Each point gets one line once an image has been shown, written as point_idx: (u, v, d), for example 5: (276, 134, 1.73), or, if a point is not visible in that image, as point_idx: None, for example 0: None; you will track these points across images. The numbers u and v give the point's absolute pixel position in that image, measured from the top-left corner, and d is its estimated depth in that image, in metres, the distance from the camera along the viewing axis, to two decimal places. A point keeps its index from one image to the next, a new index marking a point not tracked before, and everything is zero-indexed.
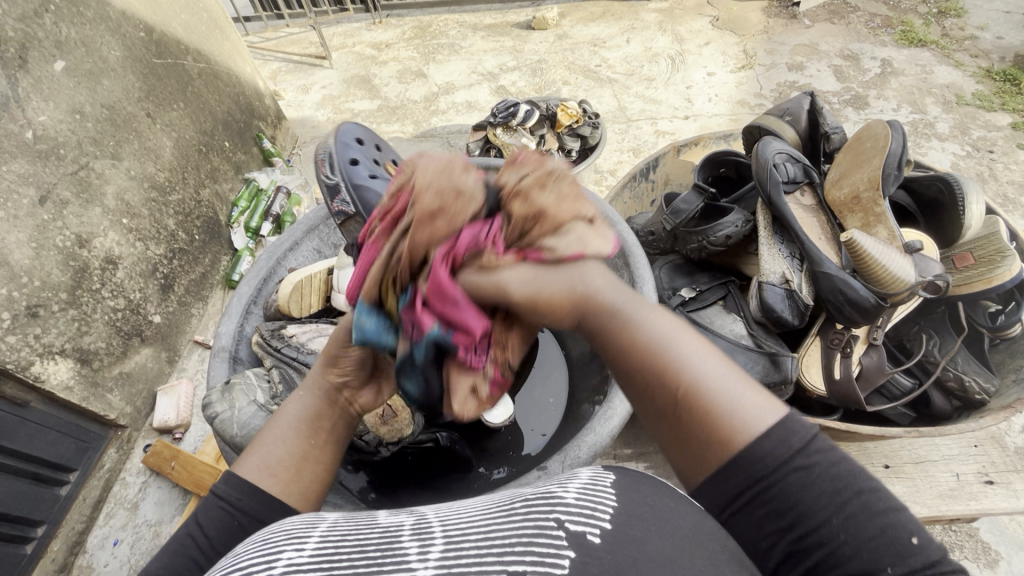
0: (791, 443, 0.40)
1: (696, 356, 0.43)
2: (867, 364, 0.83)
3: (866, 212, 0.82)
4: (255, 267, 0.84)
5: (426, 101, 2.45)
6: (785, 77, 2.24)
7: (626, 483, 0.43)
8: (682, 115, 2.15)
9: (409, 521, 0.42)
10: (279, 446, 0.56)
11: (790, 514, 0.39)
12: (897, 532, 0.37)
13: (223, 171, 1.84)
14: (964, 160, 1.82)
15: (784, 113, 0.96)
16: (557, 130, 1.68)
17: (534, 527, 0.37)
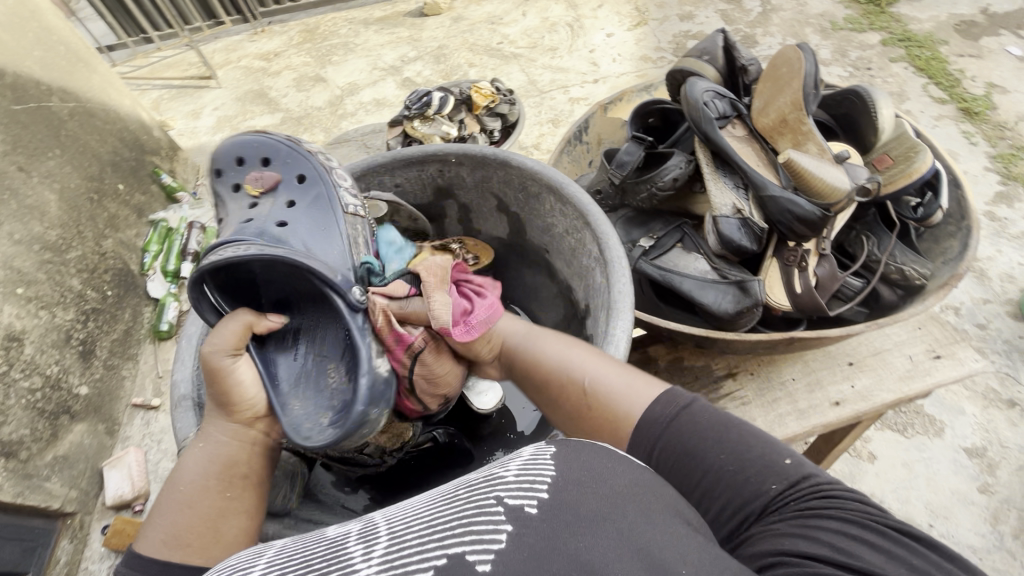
0: (674, 405, 0.56)
1: (593, 358, 0.63)
2: (822, 274, 0.89)
3: (794, 132, 0.87)
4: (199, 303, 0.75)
5: (332, 106, 2.35)
6: (678, 27, 2.32)
7: (566, 454, 0.47)
8: (591, 79, 2.19)
9: (356, 528, 0.46)
10: (178, 515, 0.57)
11: (685, 466, 0.53)
12: (773, 457, 0.51)
13: (124, 217, 1.71)
14: (848, 80, 1.97)
15: (702, 53, 1.00)
16: (475, 112, 1.67)
17: (474, 509, 0.41)
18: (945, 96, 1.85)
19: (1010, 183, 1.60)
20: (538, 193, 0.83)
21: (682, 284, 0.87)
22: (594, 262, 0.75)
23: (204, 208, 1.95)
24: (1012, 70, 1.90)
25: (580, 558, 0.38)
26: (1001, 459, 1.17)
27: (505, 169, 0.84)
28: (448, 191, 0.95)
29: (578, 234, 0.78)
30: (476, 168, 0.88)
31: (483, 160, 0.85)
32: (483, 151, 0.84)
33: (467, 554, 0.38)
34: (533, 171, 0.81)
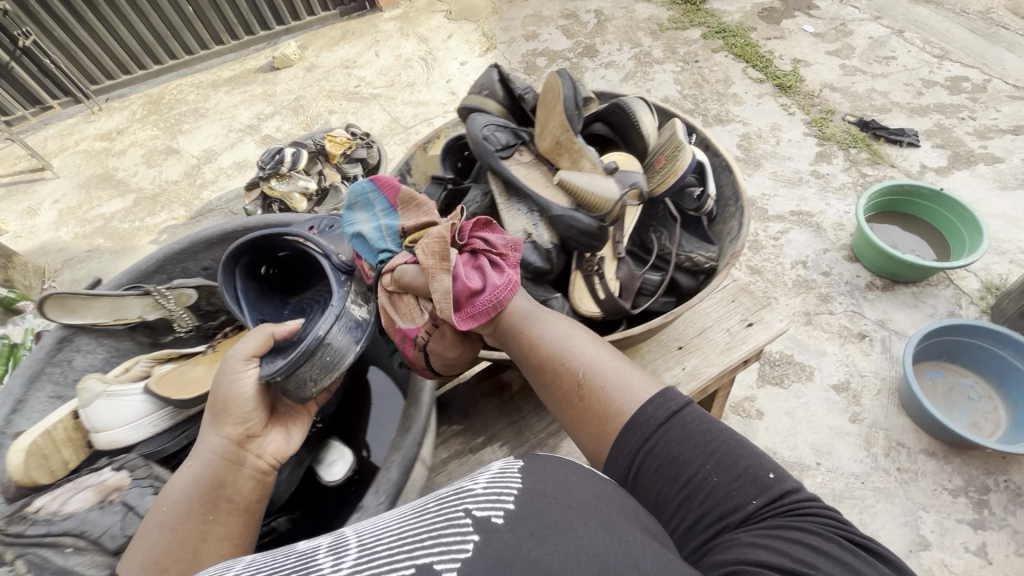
0: (668, 409, 0.56)
1: (592, 351, 0.61)
2: (622, 278, 0.84)
3: (569, 152, 0.85)
4: None
5: (189, 177, 2.22)
6: (526, 47, 2.44)
7: (532, 468, 0.48)
8: (452, 108, 2.23)
9: (326, 541, 0.43)
10: (161, 536, 0.50)
11: (667, 471, 0.53)
12: (755, 469, 0.52)
13: None
14: (681, 74, 2.15)
15: (482, 88, 0.98)
16: (333, 162, 1.64)
17: (444, 520, 0.41)
18: (762, 76, 2.07)
19: (826, 142, 1.81)
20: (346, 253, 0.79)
21: None
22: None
23: None
24: (810, 45, 2.16)
25: (539, 564, 0.38)
26: (863, 387, 1.30)
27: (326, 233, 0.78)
28: None
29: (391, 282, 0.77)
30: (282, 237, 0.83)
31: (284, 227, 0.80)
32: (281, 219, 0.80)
33: (435, 563, 0.37)
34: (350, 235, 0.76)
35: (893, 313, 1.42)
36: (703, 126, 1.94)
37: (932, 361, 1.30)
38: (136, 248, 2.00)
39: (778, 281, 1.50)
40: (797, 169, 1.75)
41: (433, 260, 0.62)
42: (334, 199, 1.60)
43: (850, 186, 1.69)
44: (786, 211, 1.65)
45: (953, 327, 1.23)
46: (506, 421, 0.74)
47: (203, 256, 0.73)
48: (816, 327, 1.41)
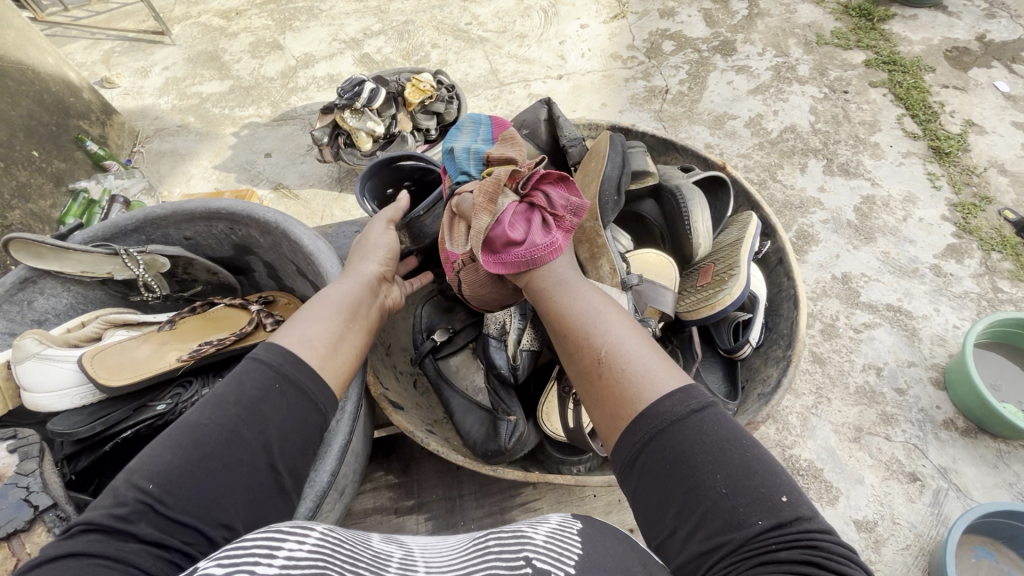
0: (687, 405, 0.51)
1: (621, 334, 0.61)
2: None
3: (591, 243, 0.84)
4: None
5: (284, 78, 2.22)
6: (657, 25, 2.17)
7: (590, 532, 0.49)
8: (555, 74, 2.06)
9: (398, 553, 0.50)
10: (320, 326, 0.64)
11: (672, 465, 0.49)
12: (769, 490, 0.47)
13: (37, 186, 1.65)
14: (821, 102, 1.85)
15: (523, 125, 1.03)
16: (408, 109, 1.56)
17: (507, 569, 0.43)
18: (917, 131, 1.74)
19: (964, 235, 1.52)
20: (316, 276, 0.77)
21: (450, 398, 0.93)
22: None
23: (132, 180, 1.89)
24: (994, 108, 1.78)
25: None
26: (890, 535, 1.12)
27: (289, 241, 0.78)
28: (248, 248, 0.88)
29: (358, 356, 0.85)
30: (265, 232, 0.81)
31: (267, 224, 0.78)
32: (266, 216, 0.77)
33: None
34: (309, 253, 0.75)
35: (963, 464, 1.20)
36: (822, 173, 1.67)
37: (984, 536, 1.10)
38: (217, 137, 2.07)
39: (838, 381, 1.30)
40: (915, 258, 1.49)
41: (483, 201, 0.76)
42: (399, 148, 1.54)
43: (974, 297, 1.42)
44: (882, 302, 1.41)
45: (1020, 512, 1.03)
46: (442, 495, 0.99)
47: (180, 227, 0.83)
48: (863, 449, 1.21)
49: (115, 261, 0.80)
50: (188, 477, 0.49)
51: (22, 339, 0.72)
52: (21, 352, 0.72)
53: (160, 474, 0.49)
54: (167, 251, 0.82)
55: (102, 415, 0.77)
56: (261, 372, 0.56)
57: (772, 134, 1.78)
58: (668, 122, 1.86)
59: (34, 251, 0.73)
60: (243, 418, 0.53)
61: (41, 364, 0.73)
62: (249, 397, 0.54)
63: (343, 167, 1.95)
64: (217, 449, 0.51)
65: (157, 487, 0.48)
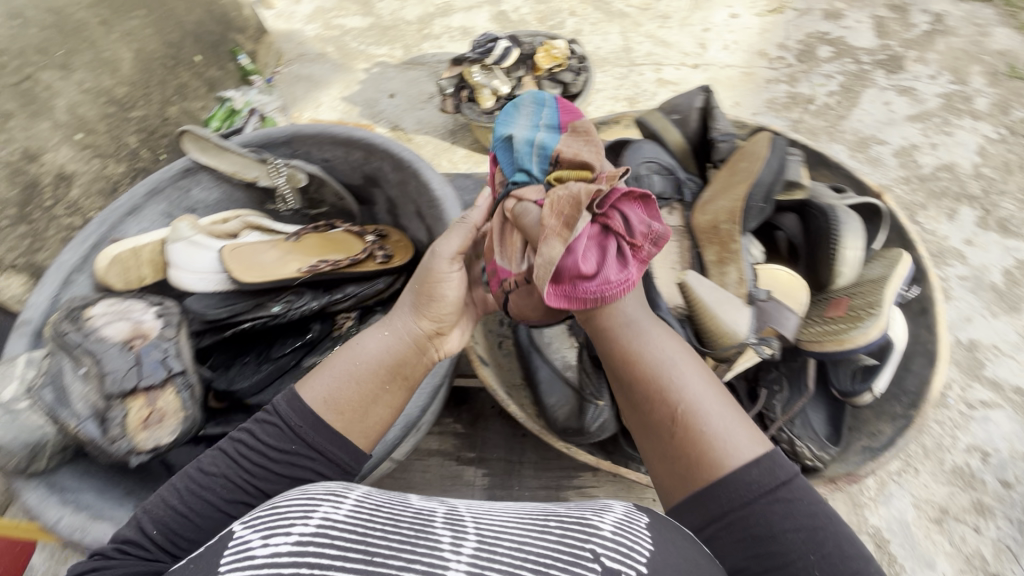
0: (776, 479, 0.55)
1: (698, 391, 0.60)
2: None
3: (723, 245, 0.85)
4: (78, 236, 0.82)
5: (420, 24, 2.27)
6: (817, 27, 1.97)
7: (658, 526, 0.55)
8: (691, 63, 1.94)
9: (442, 510, 0.56)
10: (352, 386, 0.66)
11: (755, 535, 0.53)
12: (864, 571, 0.51)
13: (193, 88, 1.82)
14: (993, 144, 1.62)
15: (676, 109, 1.03)
16: (536, 74, 1.54)
17: (571, 556, 0.49)
18: None
19: None
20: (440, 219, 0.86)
21: (539, 368, 0.92)
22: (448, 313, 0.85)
23: (271, 97, 2.04)
24: None
25: None
26: None
27: (417, 179, 0.89)
28: (375, 180, 1.01)
29: None
30: (398, 169, 0.93)
31: (403, 163, 0.90)
32: (404, 156, 0.88)
33: None
34: (435, 196, 0.86)
35: None
36: (974, 224, 1.47)
37: None
38: (350, 71, 2.17)
39: (934, 454, 1.18)
40: None
41: (556, 224, 0.65)
42: None
43: None
44: (1010, 382, 1.25)
45: None
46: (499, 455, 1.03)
47: (321, 148, 0.96)
48: (944, 533, 1.10)
49: (263, 168, 0.95)
50: (194, 511, 0.59)
51: (179, 223, 0.87)
52: (175, 234, 0.86)
53: (160, 524, 0.58)
54: (306, 168, 0.96)
55: (229, 303, 0.90)
56: (279, 429, 0.64)
57: (923, 169, 1.60)
58: (805, 135, 1.71)
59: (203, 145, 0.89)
60: (261, 467, 0.62)
61: (186, 247, 0.86)
62: (256, 450, 0.62)
63: (459, 121, 1.99)
64: (224, 495, 0.60)
65: (158, 534, 0.58)
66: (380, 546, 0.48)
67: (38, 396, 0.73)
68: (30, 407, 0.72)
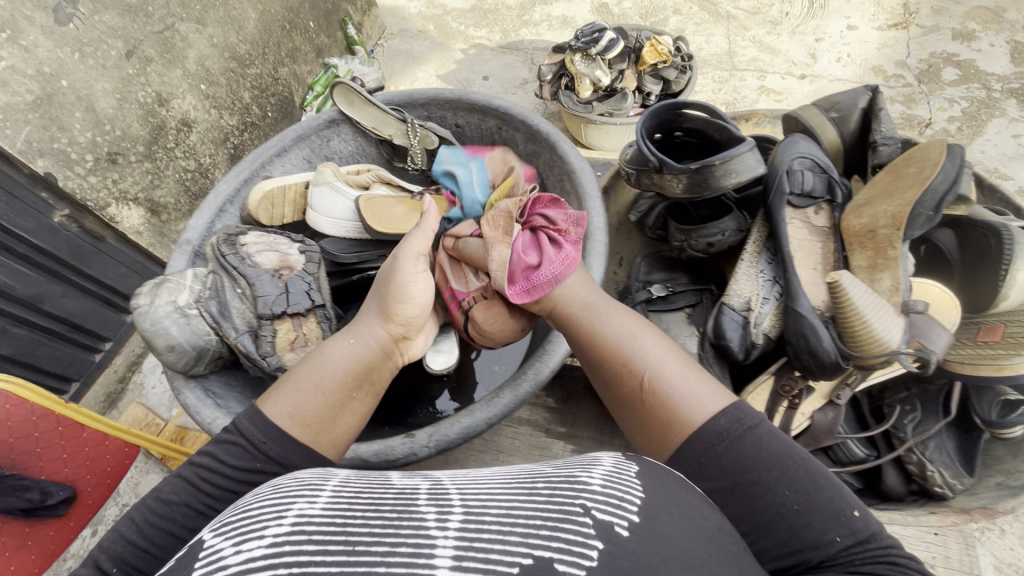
0: (742, 424, 0.56)
1: (657, 359, 0.63)
2: (819, 421, 0.92)
3: (878, 250, 0.86)
4: (235, 170, 0.95)
5: (520, 9, 2.28)
6: (945, 46, 1.83)
7: (648, 476, 0.50)
8: (798, 72, 1.85)
9: (424, 485, 0.50)
10: (303, 397, 0.64)
11: (739, 487, 0.54)
12: (842, 506, 0.52)
13: (303, 53, 1.92)
14: None
15: (835, 107, 1.04)
16: (640, 68, 1.52)
17: (562, 513, 0.44)
18: None
19: None
20: (570, 191, 0.94)
21: None
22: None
23: (370, 70, 2.12)
24: None
25: None
26: None
27: (551, 153, 0.97)
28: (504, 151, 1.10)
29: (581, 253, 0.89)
30: (530, 141, 1.01)
31: (538, 136, 0.97)
32: (541, 130, 0.96)
33: (554, 561, 0.41)
34: (570, 168, 0.93)
35: None
36: None
37: None
38: (447, 49, 2.21)
39: None
40: None
41: (496, 234, 0.87)
42: (617, 103, 1.52)
43: None
44: None
45: None
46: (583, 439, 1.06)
47: (457, 114, 1.07)
48: None
49: (401, 127, 1.04)
50: (162, 535, 0.54)
51: (324, 168, 0.96)
52: (320, 177, 0.96)
53: (121, 559, 0.51)
54: (439, 131, 1.04)
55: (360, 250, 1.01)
56: (240, 449, 0.58)
57: None
58: None
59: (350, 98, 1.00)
60: (229, 476, 0.57)
61: (327, 190, 0.96)
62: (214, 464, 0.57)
63: (549, 110, 2.00)
64: (192, 521, 0.55)
65: (122, 567, 0.51)
66: (362, 533, 0.42)
67: (203, 308, 0.82)
68: (196, 317, 0.80)
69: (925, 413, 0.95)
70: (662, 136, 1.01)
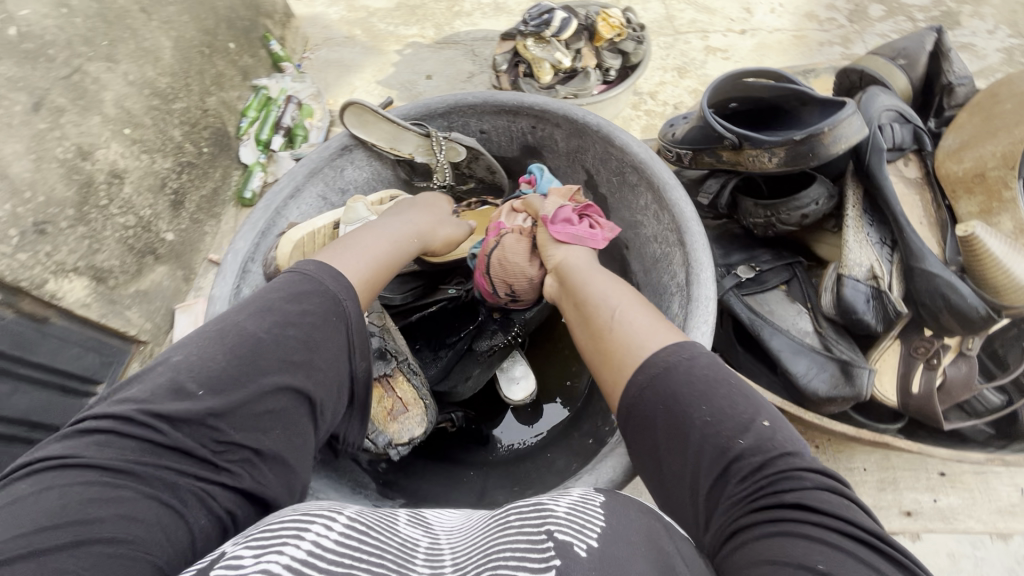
0: (678, 352, 0.60)
1: (625, 302, 0.69)
2: (954, 375, 0.93)
3: (991, 192, 0.91)
4: (250, 221, 0.84)
5: (449, 1, 2.18)
6: None
7: (614, 506, 0.51)
8: (738, 28, 1.88)
9: (427, 541, 0.52)
10: (356, 262, 0.75)
11: (667, 408, 0.57)
12: (762, 431, 0.54)
13: (229, 77, 1.76)
14: None
15: (901, 55, 1.11)
16: (597, 44, 1.49)
17: (529, 543, 0.45)
18: None
19: None
20: (634, 182, 0.88)
21: (772, 340, 0.94)
22: (675, 288, 0.79)
23: (305, 84, 1.93)
24: None
25: None
26: None
27: (604, 144, 0.90)
28: (536, 150, 1.04)
29: (669, 248, 0.82)
30: (571, 135, 0.96)
31: (584, 129, 0.91)
32: (587, 121, 0.90)
33: None
34: (638, 160, 0.85)
35: None
36: None
37: None
38: (382, 53, 2.10)
39: None
40: None
41: (560, 196, 0.92)
42: (579, 84, 1.49)
43: None
44: None
45: None
46: None
47: (483, 119, 1.00)
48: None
49: (425, 141, 0.98)
50: (237, 382, 0.59)
51: (356, 204, 0.89)
52: (352, 214, 0.88)
53: (173, 411, 0.55)
54: (465, 140, 0.98)
55: None
56: (307, 283, 0.68)
57: None
58: None
59: (364, 119, 0.92)
60: (268, 367, 0.62)
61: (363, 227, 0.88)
62: (279, 302, 0.65)
63: None
64: (218, 382, 0.58)
65: (207, 393, 0.57)
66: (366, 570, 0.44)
67: None
68: None
69: None
70: (715, 110, 1.00)
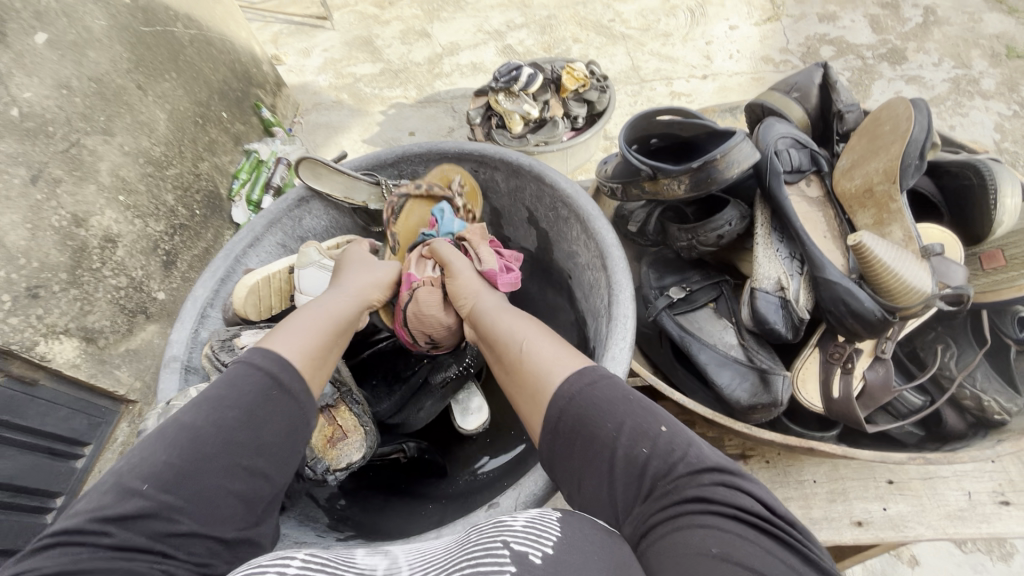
0: (582, 379, 0.63)
1: (531, 335, 0.73)
2: (873, 380, 0.94)
3: (880, 204, 0.95)
4: (210, 269, 0.90)
5: (430, 64, 2.33)
6: (815, 29, 2.04)
7: (570, 519, 0.51)
8: (700, 74, 2.00)
9: (383, 565, 0.54)
10: (304, 339, 0.75)
11: (580, 433, 0.60)
12: (656, 431, 0.58)
13: (222, 143, 1.86)
14: (1009, 120, 1.71)
15: (795, 89, 1.16)
16: (562, 95, 1.60)
17: (485, 552, 0.46)
18: None
19: None
20: (567, 216, 0.93)
21: (700, 355, 0.99)
22: (605, 311, 0.83)
23: (294, 145, 2.07)
24: None
25: None
26: None
27: (536, 183, 0.96)
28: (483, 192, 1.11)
29: (598, 271, 0.86)
30: (509, 176, 1.02)
31: (520, 169, 0.97)
32: (521, 162, 0.96)
33: None
34: (567, 195, 0.90)
35: None
36: None
37: None
38: (367, 114, 2.22)
39: None
40: None
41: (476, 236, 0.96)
42: (548, 133, 1.57)
43: None
44: None
45: None
46: None
47: (429, 166, 1.07)
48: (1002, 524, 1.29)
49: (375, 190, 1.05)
50: (207, 459, 0.60)
51: (310, 249, 0.93)
52: (306, 259, 0.93)
53: (152, 477, 0.57)
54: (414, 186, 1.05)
55: None
56: (252, 373, 0.67)
57: None
58: None
59: (317, 171, 0.98)
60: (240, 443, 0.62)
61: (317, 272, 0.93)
62: (216, 393, 0.64)
63: None
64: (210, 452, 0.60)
65: (153, 488, 0.56)
66: None
67: None
68: None
69: (960, 346, 1.03)
70: (640, 145, 1.07)
